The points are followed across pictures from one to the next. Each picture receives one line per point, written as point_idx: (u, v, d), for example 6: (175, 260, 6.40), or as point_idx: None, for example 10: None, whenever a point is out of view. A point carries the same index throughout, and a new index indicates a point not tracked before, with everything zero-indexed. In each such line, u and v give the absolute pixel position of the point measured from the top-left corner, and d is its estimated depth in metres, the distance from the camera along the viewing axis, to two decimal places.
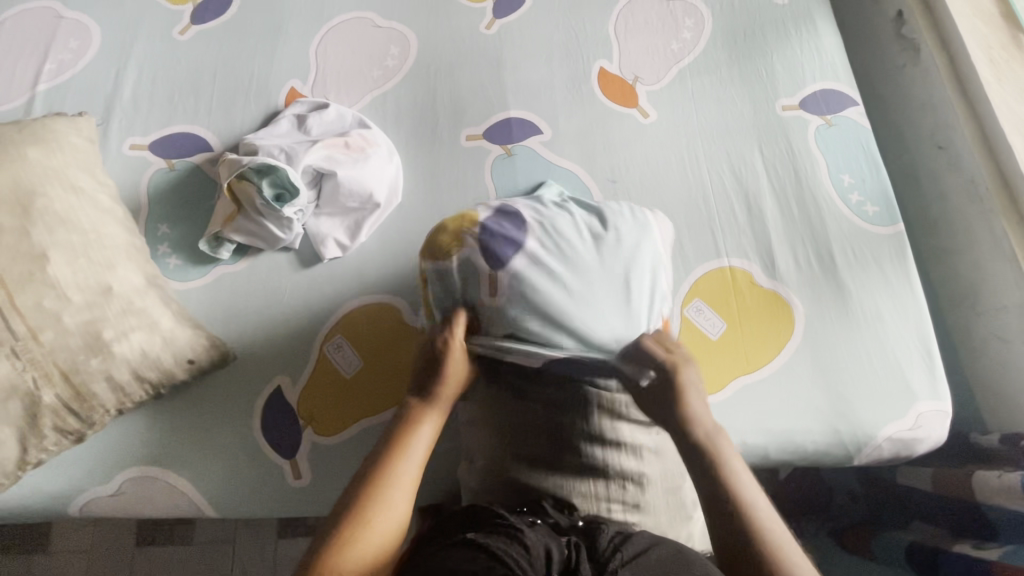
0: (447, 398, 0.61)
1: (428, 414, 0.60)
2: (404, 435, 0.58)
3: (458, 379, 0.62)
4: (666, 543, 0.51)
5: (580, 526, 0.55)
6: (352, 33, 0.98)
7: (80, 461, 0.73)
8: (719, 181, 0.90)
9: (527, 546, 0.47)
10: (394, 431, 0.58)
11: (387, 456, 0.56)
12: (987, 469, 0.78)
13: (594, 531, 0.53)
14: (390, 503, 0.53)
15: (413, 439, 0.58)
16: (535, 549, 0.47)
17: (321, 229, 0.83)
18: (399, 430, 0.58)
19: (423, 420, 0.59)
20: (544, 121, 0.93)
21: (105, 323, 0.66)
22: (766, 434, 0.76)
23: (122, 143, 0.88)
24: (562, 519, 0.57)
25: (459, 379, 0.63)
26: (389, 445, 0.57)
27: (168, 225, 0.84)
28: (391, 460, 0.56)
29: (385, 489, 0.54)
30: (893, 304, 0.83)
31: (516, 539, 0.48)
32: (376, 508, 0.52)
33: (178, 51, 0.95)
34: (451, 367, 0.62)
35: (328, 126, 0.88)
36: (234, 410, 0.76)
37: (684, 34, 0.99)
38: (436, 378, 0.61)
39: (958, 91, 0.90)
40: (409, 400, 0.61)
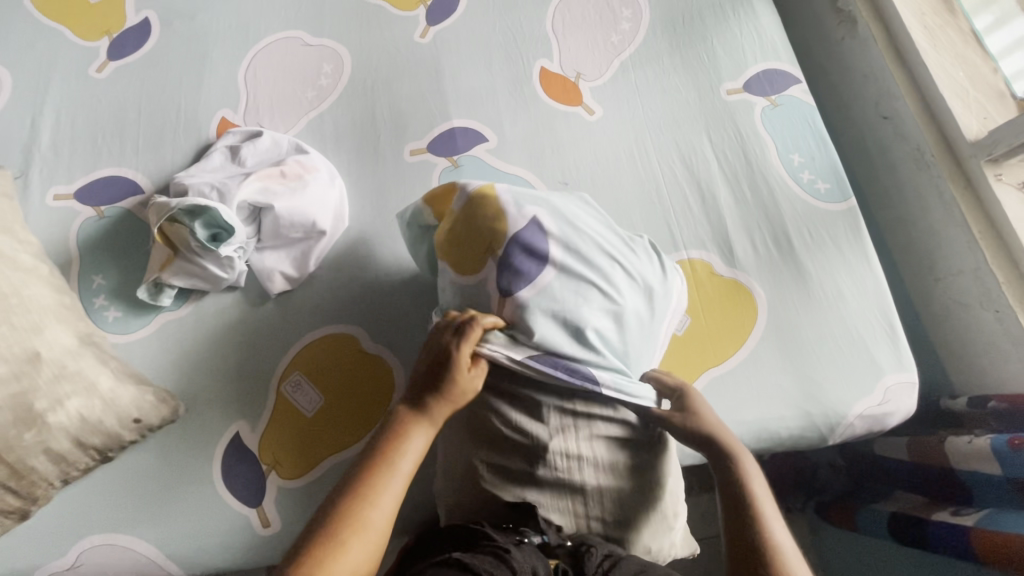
0: (445, 410, 0.58)
1: (421, 427, 0.56)
2: (392, 451, 0.55)
3: (460, 391, 0.58)
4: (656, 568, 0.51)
5: (568, 546, 0.54)
6: (281, 55, 0.95)
7: (29, 538, 0.69)
8: (671, 172, 0.89)
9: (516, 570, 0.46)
10: (384, 440, 0.55)
11: (372, 465, 0.54)
12: (958, 434, 0.79)
13: (581, 552, 0.52)
14: (371, 524, 0.51)
15: (404, 455, 0.55)
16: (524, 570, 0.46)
17: (266, 265, 0.80)
18: (388, 439, 0.55)
19: (415, 432, 0.56)
20: (489, 128, 0.91)
21: (36, 394, 0.62)
22: (739, 425, 0.76)
23: (44, 193, 0.83)
24: (551, 535, 0.55)
25: (466, 394, 0.58)
26: (377, 454, 0.55)
27: (103, 275, 0.79)
28: (375, 468, 0.54)
29: (367, 507, 0.51)
30: (852, 280, 0.82)
31: (505, 560, 0.46)
32: (353, 519, 0.50)
33: (98, 91, 0.90)
34: (450, 378, 0.57)
35: (262, 155, 0.84)
36: (191, 462, 0.73)
37: (623, 26, 0.98)
38: (432, 389, 0.58)
39: (896, 60, 0.90)
40: (400, 408, 0.58)
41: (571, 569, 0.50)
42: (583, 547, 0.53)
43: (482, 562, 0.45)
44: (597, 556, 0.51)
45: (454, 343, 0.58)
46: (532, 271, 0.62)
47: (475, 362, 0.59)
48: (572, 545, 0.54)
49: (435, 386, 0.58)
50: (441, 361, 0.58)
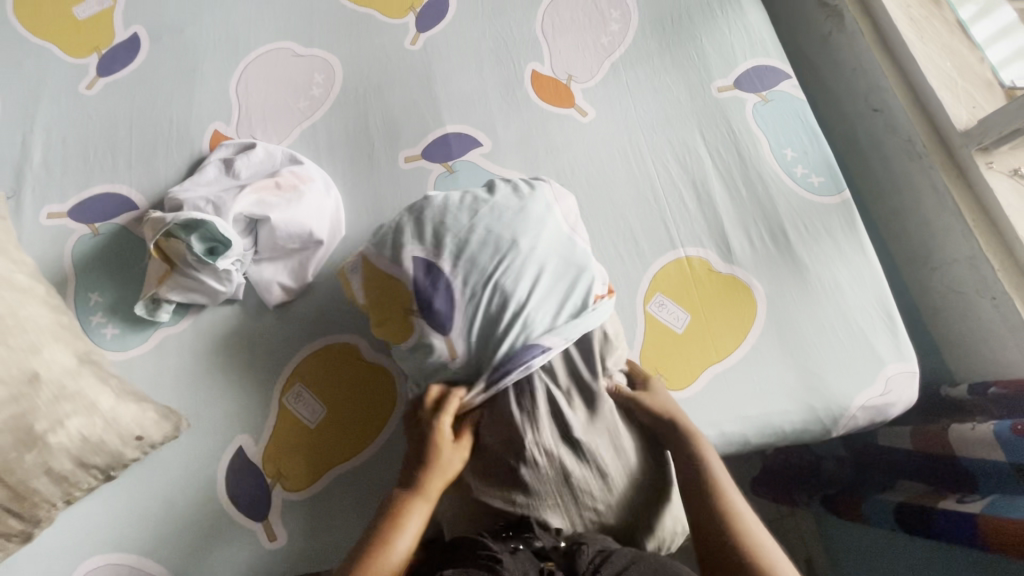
0: (437, 484, 0.60)
1: (417, 503, 0.59)
2: (388, 529, 0.58)
3: (448, 463, 0.61)
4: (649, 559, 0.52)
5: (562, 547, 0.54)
6: (272, 66, 0.94)
7: (32, 561, 0.68)
8: (665, 171, 0.89)
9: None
10: (381, 520, 0.59)
11: (370, 549, 0.57)
12: (962, 422, 0.80)
13: (575, 551, 0.53)
14: None
15: (400, 532, 0.58)
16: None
17: (264, 276, 0.79)
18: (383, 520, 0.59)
19: (412, 511, 0.59)
20: (483, 133, 0.91)
21: (35, 415, 0.62)
22: (744, 421, 0.76)
23: (38, 212, 0.83)
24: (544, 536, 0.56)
25: (449, 469, 0.61)
26: (376, 536, 0.58)
27: (99, 292, 0.79)
28: (375, 552, 0.56)
29: None
30: (849, 272, 0.83)
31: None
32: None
33: (88, 108, 0.90)
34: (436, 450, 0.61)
35: (257, 167, 0.84)
36: (195, 478, 0.72)
37: (612, 27, 0.98)
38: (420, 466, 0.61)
39: (884, 53, 0.91)
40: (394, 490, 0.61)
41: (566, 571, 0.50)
42: (576, 545, 0.54)
43: None
44: (589, 553, 0.52)
45: (432, 419, 0.61)
46: (432, 292, 0.62)
47: (460, 435, 0.62)
48: (566, 546, 0.54)
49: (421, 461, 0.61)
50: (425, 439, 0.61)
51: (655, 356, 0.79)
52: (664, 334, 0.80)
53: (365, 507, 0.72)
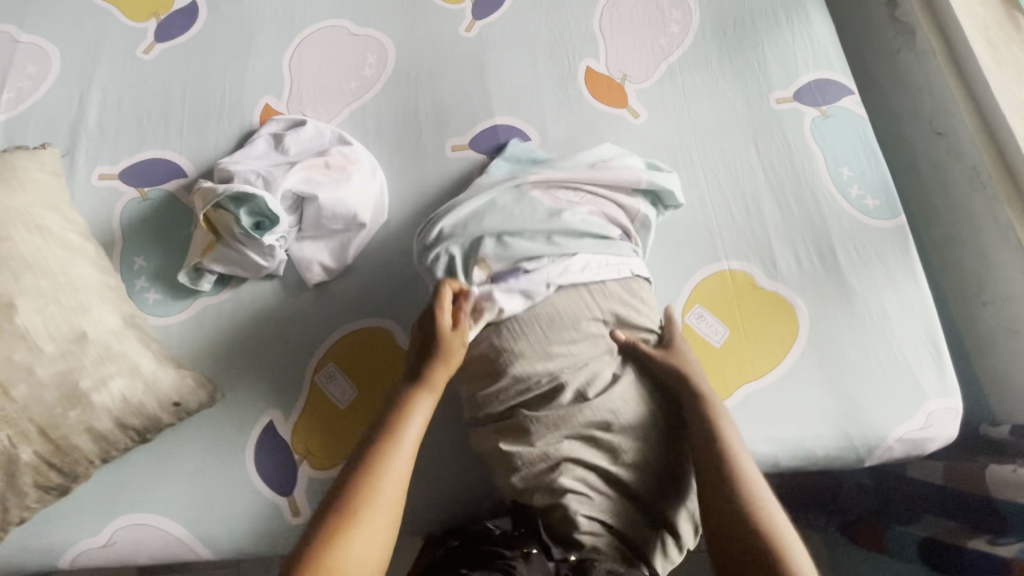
0: (440, 371, 0.61)
1: (421, 395, 0.60)
2: (397, 418, 0.59)
3: (450, 350, 0.61)
4: None
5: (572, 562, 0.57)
6: (326, 44, 0.94)
7: (66, 513, 0.70)
8: (716, 181, 0.87)
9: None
10: (387, 413, 0.59)
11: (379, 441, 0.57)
12: (1000, 463, 0.78)
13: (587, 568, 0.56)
14: (384, 488, 0.55)
15: (409, 420, 0.59)
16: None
17: (306, 254, 0.80)
18: (393, 411, 0.59)
19: (419, 401, 0.60)
20: (532, 127, 0.90)
21: (82, 372, 0.63)
22: (776, 442, 0.75)
23: (90, 173, 0.84)
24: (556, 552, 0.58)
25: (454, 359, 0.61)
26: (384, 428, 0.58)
27: (144, 257, 0.80)
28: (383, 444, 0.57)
29: (379, 474, 0.55)
30: (898, 300, 0.80)
31: None
32: (369, 474, 0.55)
33: (143, 72, 0.91)
34: (443, 338, 0.60)
35: (306, 145, 0.84)
36: (226, 449, 0.73)
37: (672, 28, 0.96)
38: (428, 356, 0.61)
39: (956, 76, 0.87)
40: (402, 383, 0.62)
41: None
42: (589, 561, 0.56)
43: None
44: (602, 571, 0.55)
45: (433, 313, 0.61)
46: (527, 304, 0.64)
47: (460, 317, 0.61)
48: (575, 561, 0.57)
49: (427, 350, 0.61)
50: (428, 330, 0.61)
51: None
52: (702, 347, 0.78)
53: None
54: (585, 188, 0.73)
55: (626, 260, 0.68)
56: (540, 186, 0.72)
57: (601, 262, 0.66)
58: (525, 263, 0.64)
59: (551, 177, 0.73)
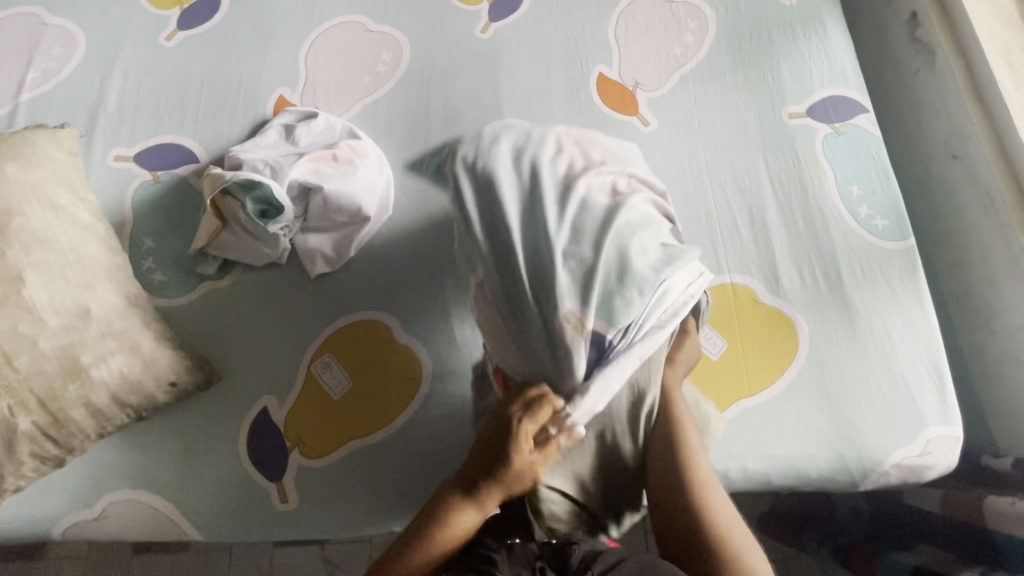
0: (497, 494, 0.53)
1: (469, 511, 0.54)
2: (436, 534, 0.53)
3: (517, 479, 0.53)
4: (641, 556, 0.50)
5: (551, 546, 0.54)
6: (342, 39, 0.95)
7: (61, 485, 0.71)
8: (722, 193, 0.87)
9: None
10: (432, 528, 0.53)
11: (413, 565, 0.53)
12: (1000, 495, 0.75)
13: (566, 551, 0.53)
14: None
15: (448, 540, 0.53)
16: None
17: (309, 245, 0.81)
18: (435, 526, 0.53)
19: (462, 518, 0.54)
20: (541, 130, 0.90)
21: (83, 347, 0.65)
22: (768, 460, 0.74)
23: (106, 154, 0.86)
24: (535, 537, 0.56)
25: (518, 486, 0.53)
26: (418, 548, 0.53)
27: (153, 239, 0.82)
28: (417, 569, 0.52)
29: None
30: (903, 323, 0.79)
31: None
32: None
33: (164, 58, 0.93)
34: (510, 466, 0.52)
35: (316, 137, 0.85)
36: (220, 432, 0.74)
37: (687, 38, 0.95)
38: (489, 475, 0.53)
39: (975, 99, 0.86)
40: (451, 492, 0.54)
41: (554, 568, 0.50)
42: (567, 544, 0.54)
43: None
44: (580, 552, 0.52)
45: (513, 423, 0.52)
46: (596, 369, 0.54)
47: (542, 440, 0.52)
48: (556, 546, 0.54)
49: (495, 470, 0.52)
50: (500, 440, 0.52)
51: None
52: (697, 359, 0.78)
53: (373, 487, 0.73)
54: (586, 174, 0.60)
55: (693, 274, 0.59)
56: (560, 189, 0.58)
57: (675, 294, 0.57)
58: (590, 318, 0.53)
59: (580, 177, 0.59)
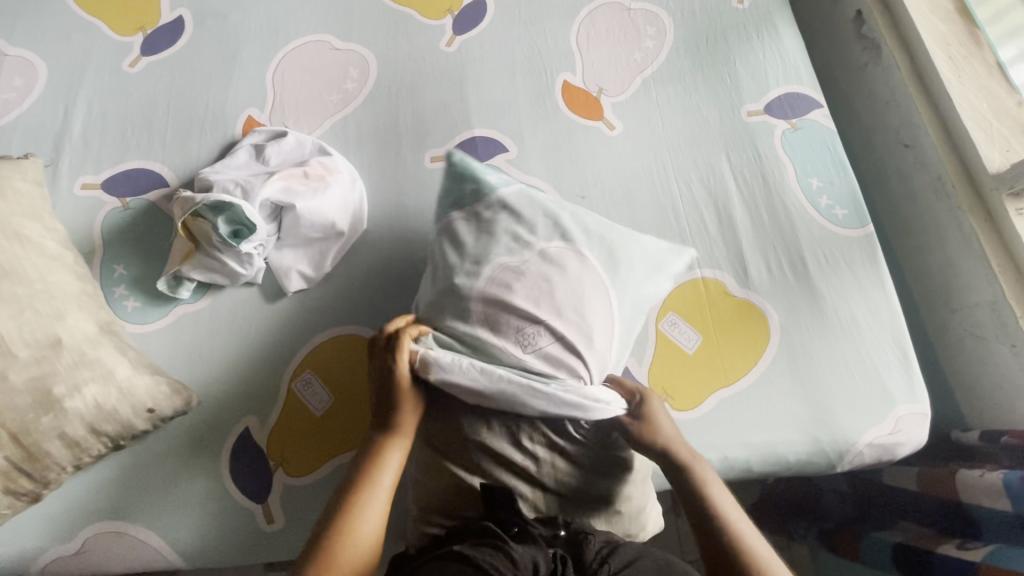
0: (409, 420, 0.60)
1: (391, 442, 0.59)
2: (368, 465, 0.57)
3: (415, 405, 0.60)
4: (653, 555, 0.52)
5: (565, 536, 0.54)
6: (309, 58, 0.96)
7: (37, 521, 0.70)
8: (688, 191, 0.89)
9: (515, 561, 0.47)
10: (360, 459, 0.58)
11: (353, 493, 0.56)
12: (971, 468, 0.78)
13: (580, 541, 0.53)
14: (359, 538, 0.53)
15: (381, 470, 0.57)
16: (524, 564, 0.47)
17: (284, 262, 0.81)
18: (365, 458, 0.58)
19: (388, 448, 0.59)
20: (510, 139, 0.92)
21: (55, 378, 0.64)
22: (747, 447, 0.75)
23: (73, 183, 0.85)
24: (542, 528, 0.55)
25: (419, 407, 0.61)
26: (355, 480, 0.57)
27: (124, 265, 0.81)
28: (358, 498, 0.55)
29: (354, 523, 0.54)
30: (867, 307, 0.82)
31: (503, 550, 0.48)
32: (350, 519, 0.54)
33: (129, 84, 0.92)
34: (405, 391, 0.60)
35: (286, 155, 0.85)
36: (200, 455, 0.73)
37: (647, 44, 0.98)
38: (394, 404, 0.60)
39: (920, 91, 0.90)
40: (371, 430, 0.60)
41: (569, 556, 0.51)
42: (581, 534, 0.54)
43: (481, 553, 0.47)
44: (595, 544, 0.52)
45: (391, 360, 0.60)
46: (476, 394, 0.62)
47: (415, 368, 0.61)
48: (568, 535, 0.55)
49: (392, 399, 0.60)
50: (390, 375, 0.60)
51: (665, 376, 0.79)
52: (674, 353, 0.80)
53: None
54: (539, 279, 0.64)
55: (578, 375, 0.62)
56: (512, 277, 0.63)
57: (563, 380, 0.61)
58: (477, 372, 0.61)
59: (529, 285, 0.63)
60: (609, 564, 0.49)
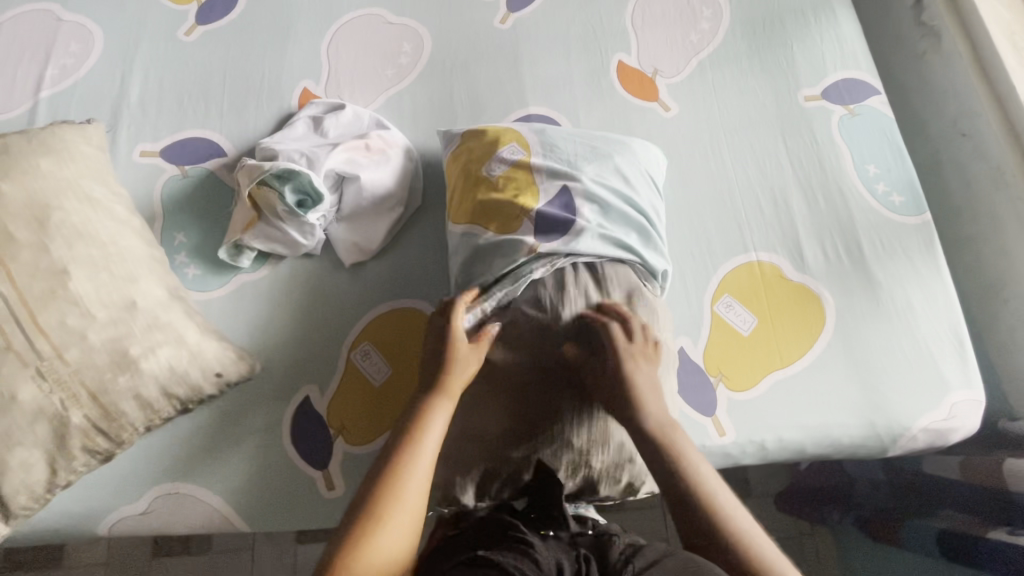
0: (444, 406, 0.61)
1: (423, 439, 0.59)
2: (401, 462, 0.57)
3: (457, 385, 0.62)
4: (680, 554, 0.51)
5: (589, 537, 0.56)
6: (363, 31, 0.96)
7: (105, 480, 0.71)
8: (744, 175, 0.89)
9: (540, 563, 0.48)
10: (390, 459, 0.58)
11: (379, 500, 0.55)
12: (1017, 458, 0.79)
13: (604, 544, 0.54)
14: (385, 539, 0.54)
15: (416, 465, 0.57)
16: (548, 565, 0.49)
17: (344, 234, 0.81)
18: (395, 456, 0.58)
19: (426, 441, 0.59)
20: (565, 117, 0.91)
21: (131, 340, 0.64)
22: (802, 430, 0.76)
23: (132, 149, 0.85)
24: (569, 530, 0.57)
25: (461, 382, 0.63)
26: (385, 483, 0.56)
27: (185, 232, 0.81)
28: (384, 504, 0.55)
29: (381, 526, 0.54)
30: (923, 295, 0.82)
31: (530, 556, 0.49)
32: (369, 536, 0.54)
33: (184, 53, 0.92)
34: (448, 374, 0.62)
35: (345, 128, 0.85)
36: (263, 421, 0.74)
37: (703, 25, 0.98)
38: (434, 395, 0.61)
39: (982, 79, 0.89)
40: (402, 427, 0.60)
41: (593, 557, 0.52)
42: (605, 537, 0.56)
43: (508, 558, 0.48)
44: (619, 547, 0.53)
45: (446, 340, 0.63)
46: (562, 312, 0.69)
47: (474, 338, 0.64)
48: (593, 537, 0.56)
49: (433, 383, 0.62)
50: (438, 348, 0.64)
51: (720, 357, 0.79)
52: (729, 335, 0.80)
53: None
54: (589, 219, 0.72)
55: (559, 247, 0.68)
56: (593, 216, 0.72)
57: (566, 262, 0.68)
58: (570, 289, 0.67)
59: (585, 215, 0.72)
60: (633, 564, 0.50)
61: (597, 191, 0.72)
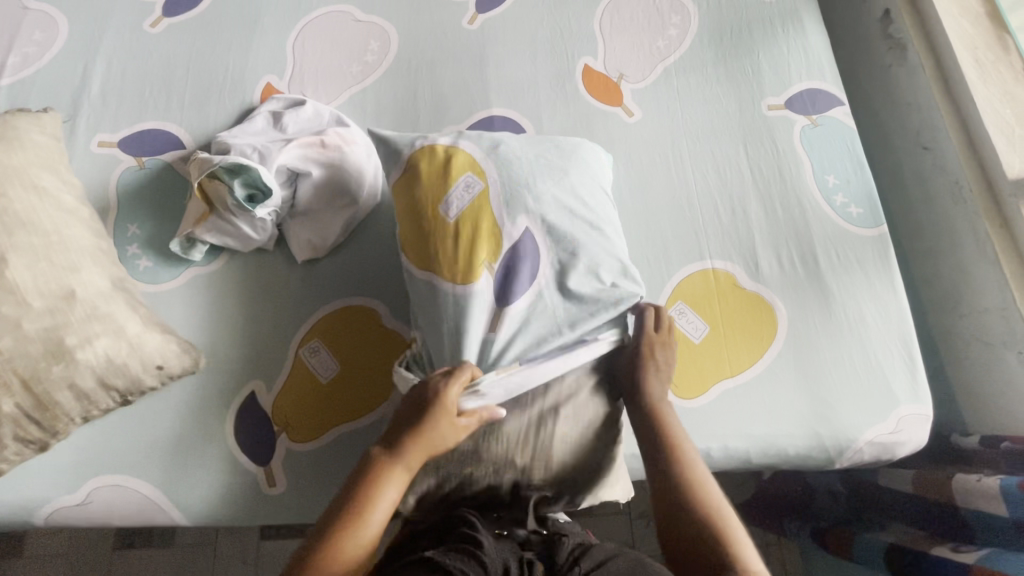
0: (421, 454, 0.58)
1: (394, 472, 0.57)
2: (375, 484, 0.57)
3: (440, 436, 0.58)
4: (628, 555, 0.51)
5: (543, 537, 0.56)
6: (330, 28, 0.96)
7: (44, 470, 0.71)
8: (704, 182, 0.89)
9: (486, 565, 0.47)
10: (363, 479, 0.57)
11: (355, 509, 0.55)
12: (967, 472, 0.78)
13: (555, 543, 0.54)
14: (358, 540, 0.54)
15: (381, 497, 0.56)
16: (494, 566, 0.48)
17: (296, 231, 0.81)
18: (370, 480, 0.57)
19: (393, 476, 0.57)
20: (528, 120, 0.91)
21: (68, 329, 0.64)
22: (748, 438, 0.76)
23: (90, 140, 0.85)
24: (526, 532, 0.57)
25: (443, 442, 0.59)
26: (360, 496, 0.56)
27: (138, 224, 0.81)
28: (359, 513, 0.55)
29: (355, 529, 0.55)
30: (876, 307, 0.82)
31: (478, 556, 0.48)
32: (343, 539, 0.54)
33: (149, 44, 0.92)
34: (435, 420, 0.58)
35: (303, 124, 0.85)
36: (206, 416, 0.74)
37: (671, 31, 0.98)
38: (416, 432, 0.58)
39: (944, 92, 0.89)
40: (379, 450, 0.58)
41: (542, 559, 0.51)
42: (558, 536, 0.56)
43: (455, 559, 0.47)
44: (568, 546, 0.52)
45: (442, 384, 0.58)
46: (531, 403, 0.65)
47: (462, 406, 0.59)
48: (546, 538, 0.56)
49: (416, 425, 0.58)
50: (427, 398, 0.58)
51: None
52: (679, 342, 0.80)
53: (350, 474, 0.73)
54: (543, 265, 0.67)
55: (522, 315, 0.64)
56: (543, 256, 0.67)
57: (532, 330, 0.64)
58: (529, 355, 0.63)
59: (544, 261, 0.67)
60: (580, 564, 0.49)
61: (550, 209, 0.68)
